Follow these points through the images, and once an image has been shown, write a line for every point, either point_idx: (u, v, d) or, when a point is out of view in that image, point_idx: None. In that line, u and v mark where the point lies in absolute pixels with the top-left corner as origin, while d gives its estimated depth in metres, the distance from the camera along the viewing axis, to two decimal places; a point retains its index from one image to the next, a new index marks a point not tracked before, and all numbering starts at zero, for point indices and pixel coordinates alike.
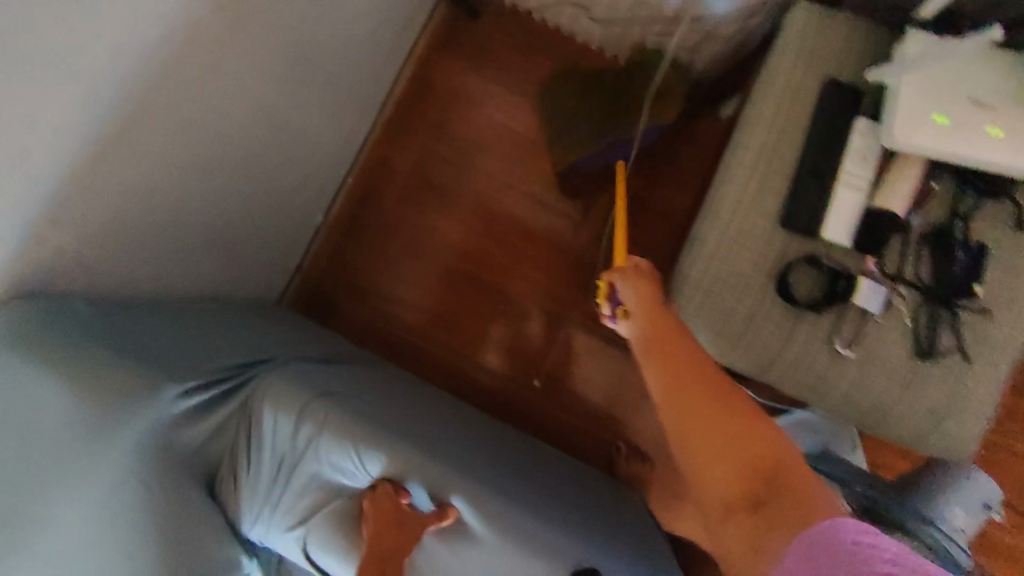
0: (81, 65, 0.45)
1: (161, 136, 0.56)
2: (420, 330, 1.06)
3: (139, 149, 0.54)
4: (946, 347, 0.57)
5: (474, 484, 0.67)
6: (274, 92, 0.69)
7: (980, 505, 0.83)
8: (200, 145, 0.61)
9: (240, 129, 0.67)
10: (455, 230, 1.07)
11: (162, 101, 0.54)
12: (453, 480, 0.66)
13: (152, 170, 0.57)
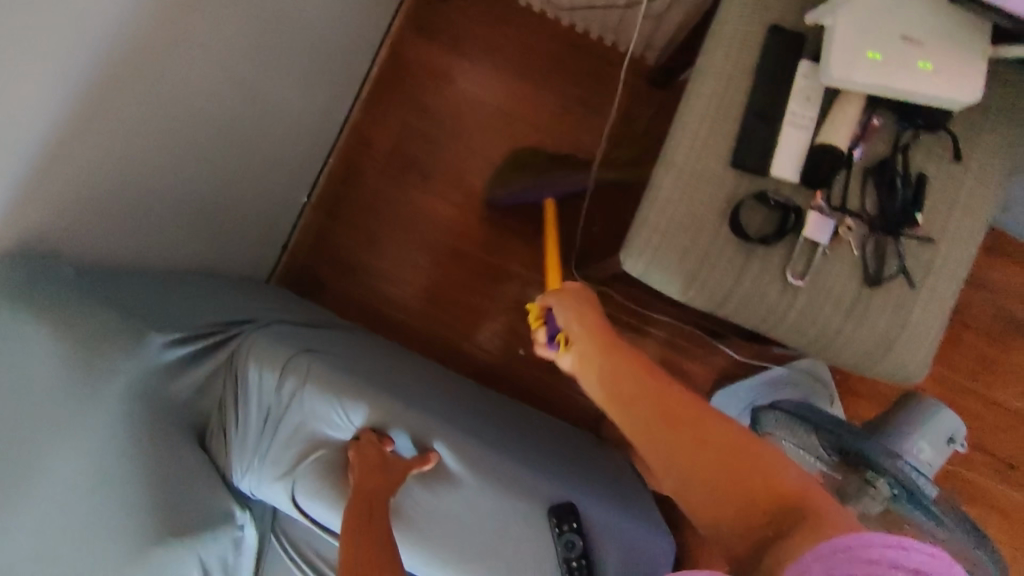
0: (58, 36, 0.47)
1: (138, 108, 0.57)
2: (415, 301, 1.19)
3: (118, 121, 0.56)
4: (892, 272, 0.63)
5: (452, 435, 0.70)
6: (247, 66, 0.71)
7: (945, 439, 0.86)
8: (177, 118, 0.63)
9: (216, 103, 0.69)
10: (435, 205, 1.20)
11: (137, 74, 0.55)
12: (433, 431, 0.70)
13: (133, 141, 0.59)
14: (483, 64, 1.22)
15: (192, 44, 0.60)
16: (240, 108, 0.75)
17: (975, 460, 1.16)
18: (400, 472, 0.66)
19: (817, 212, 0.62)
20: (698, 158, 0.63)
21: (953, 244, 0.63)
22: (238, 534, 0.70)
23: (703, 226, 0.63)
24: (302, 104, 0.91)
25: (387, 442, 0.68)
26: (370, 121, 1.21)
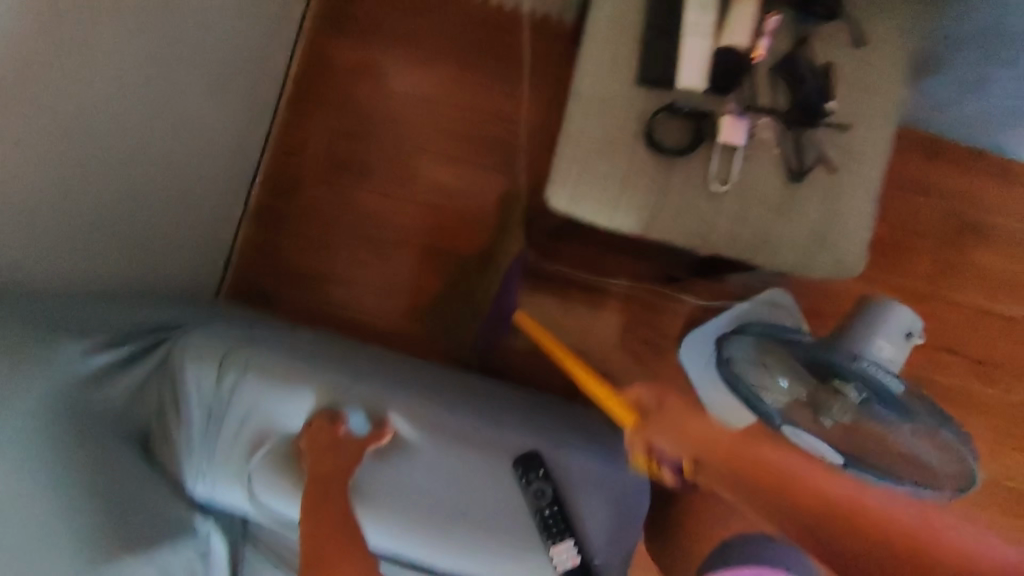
0: None
1: (42, 123, 0.55)
2: (372, 298, 1.17)
3: (22, 138, 0.53)
4: (812, 163, 0.62)
5: (409, 408, 0.68)
6: (155, 74, 0.70)
7: (902, 335, 0.86)
8: (86, 132, 0.61)
9: (127, 113, 0.67)
10: (377, 197, 1.18)
11: (34, 89, 0.53)
12: (389, 406, 0.68)
13: (44, 157, 0.57)
14: (403, 48, 1.19)
15: (89, 51, 0.58)
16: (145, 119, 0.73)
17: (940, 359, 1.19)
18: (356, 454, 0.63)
19: (730, 115, 0.61)
20: (604, 82, 0.63)
21: (869, 129, 0.63)
22: (205, 546, 0.66)
23: (620, 149, 0.63)
24: (219, 110, 0.89)
25: (340, 428, 0.64)
26: (299, 123, 1.19)
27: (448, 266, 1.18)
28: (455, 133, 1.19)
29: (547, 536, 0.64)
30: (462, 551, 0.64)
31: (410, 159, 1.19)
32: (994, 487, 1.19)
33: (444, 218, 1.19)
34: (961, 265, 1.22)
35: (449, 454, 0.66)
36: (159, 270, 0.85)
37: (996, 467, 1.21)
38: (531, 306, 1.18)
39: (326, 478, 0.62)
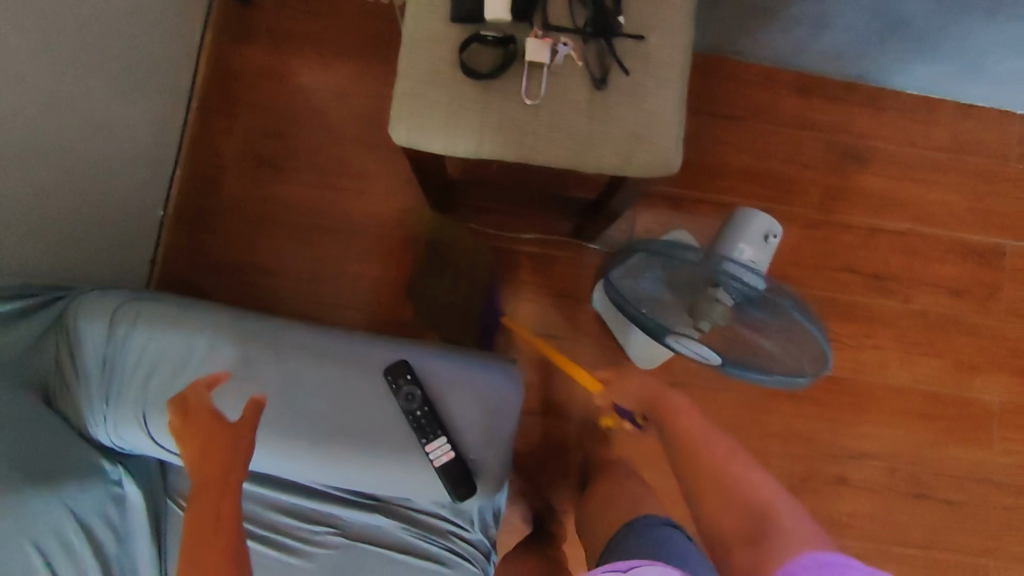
0: None
1: None
2: (299, 287, 1.24)
3: None
4: (612, 71, 0.70)
5: (293, 339, 0.75)
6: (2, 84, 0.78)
7: (761, 236, 0.92)
8: None
9: None
10: (296, 190, 1.27)
11: None
12: (278, 341, 0.75)
13: None
14: (303, 51, 1.29)
15: None
16: (16, 125, 0.82)
17: (840, 280, 1.30)
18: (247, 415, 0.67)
19: (533, 36, 0.69)
20: (426, 24, 0.71)
21: (662, 37, 0.72)
22: (117, 489, 0.76)
23: (443, 81, 0.71)
24: (110, 114, 1.02)
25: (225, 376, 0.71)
26: (212, 131, 1.27)
27: (369, 249, 1.26)
28: (360, 123, 1.28)
29: (422, 436, 0.72)
30: (346, 459, 0.73)
31: (322, 153, 1.27)
32: (898, 391, 1.30)
33: (358, 203, 1.27)
34: (847, 189, 1.32)
35: (334, 374, 0.74)
36: (75, 259, 0.99)
37: (900, 370, 1.31)
38: None
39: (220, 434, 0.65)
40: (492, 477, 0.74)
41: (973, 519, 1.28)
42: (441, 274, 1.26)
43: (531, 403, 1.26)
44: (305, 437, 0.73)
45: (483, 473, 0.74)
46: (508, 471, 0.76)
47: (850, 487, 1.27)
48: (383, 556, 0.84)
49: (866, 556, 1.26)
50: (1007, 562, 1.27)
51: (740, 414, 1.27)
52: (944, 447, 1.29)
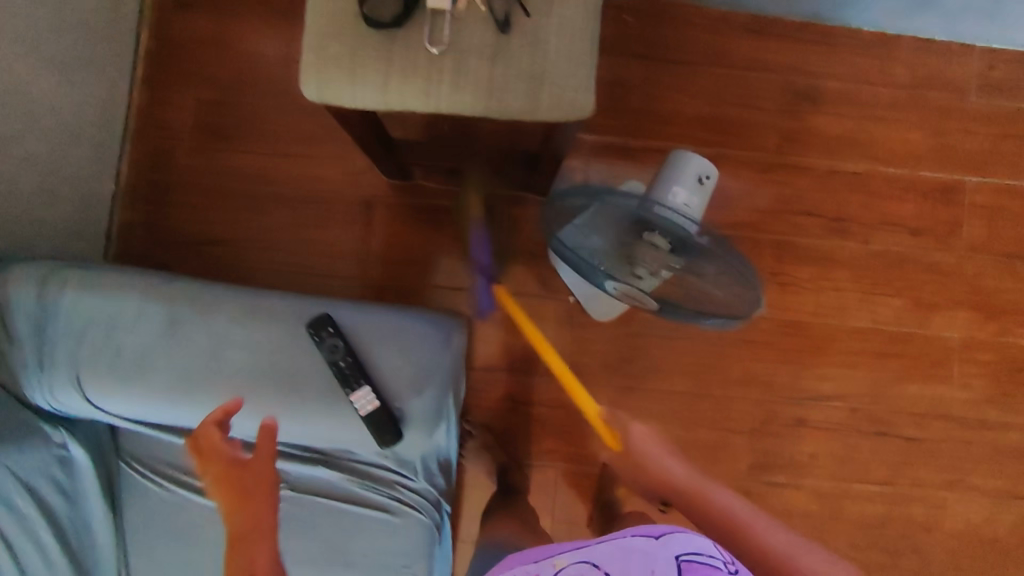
0: None
1: None
2: (256, 256, 1.25)
3: None
4: (516, 15, 0.71)
5: (220, 299, 0.78)
6: None
7: (696, 179, 0.94)
8: None
9: None
10: (247, 159, 1.27)
11: None
12: (205, 301, 0.77)
13: None
14: (247, 17, 1.28)
15: None
16: None
17: (796, 223, 1.31)
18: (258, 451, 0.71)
19: None
20: None
21: None
22: (62, 452, 0.80)
23: (346, 31, 0.71)
24: (41, 90, 1.02)
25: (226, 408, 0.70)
26: (159, 103, 1.27)
27: (323, 216, 1.27)
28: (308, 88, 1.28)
29: (346, 385, 0.75)
30: (276, 409, 0.76)
31: (270, 121, 1.27)
32: (857, 332, 1.31)
33: (311, 169, 1.27)
34: (803, 131, 1.31)
35: (263, 331, 0.77)
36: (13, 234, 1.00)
37: (859, 310, 1.31)
38: (405, 238, 1.27)
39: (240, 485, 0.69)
40: (422, 422, 0.77)
41: (932, 453, 1.29)
42: (396, 236, 1.27)
43: (491, 359, 1.27)
44: (235, 391, 0.76)
45: (412, 418, 0.77)
46: (440, 416, 0.79)
47: (809, 428, 1.29)
48: (330, 506, 0.87)
49: (829, 496, 1.27)
50: (969, 495, 1.28)
51: (699, 360, 1.28)
52: (904, 384, 1.30)
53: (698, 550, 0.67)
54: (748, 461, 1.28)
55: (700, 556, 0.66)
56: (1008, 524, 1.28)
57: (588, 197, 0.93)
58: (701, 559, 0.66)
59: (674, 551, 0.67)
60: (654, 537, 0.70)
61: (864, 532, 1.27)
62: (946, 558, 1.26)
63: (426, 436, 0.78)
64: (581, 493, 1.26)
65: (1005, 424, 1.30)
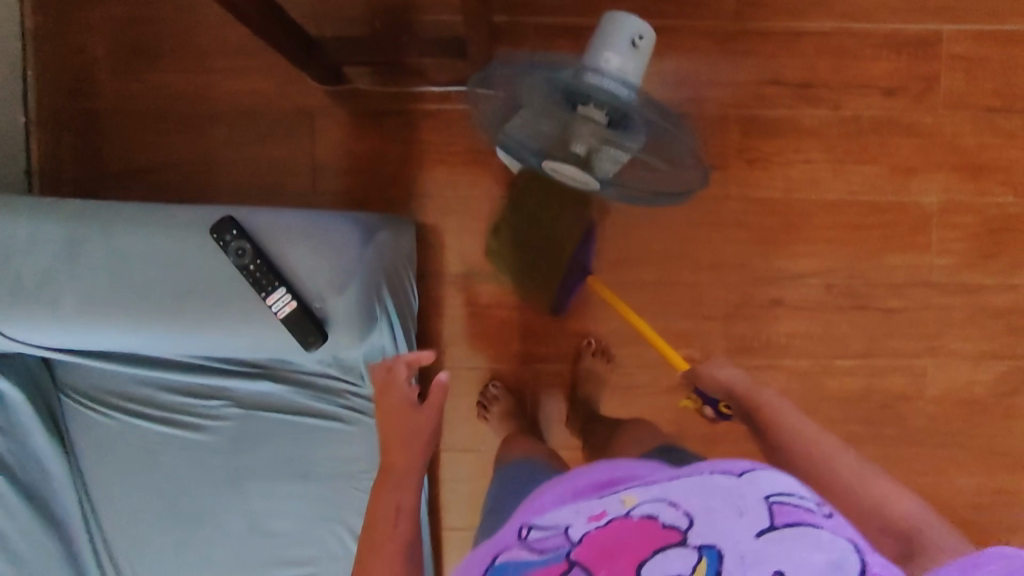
0: None
1: None
2: (191, 178, 1.19)
3: None
4: None
5: (122, 216, 0.74)
6: None
7: (630, 43, 0.86)
8: None
9: None
10: (167, 79, 1.19)
11: None
12: (105, 219, 0.74)
13: None
14: None
15: None
16: None
17: (762, 94, 1.23)
18: (429, 407, 0.73)
19: None
20: None
21: None
22: None
23: None
24: None
25: (423, 359, 0.73)
26: (67, 23, 1.18)
27: (255, 133, 1.20)
28: None
29: (261, 290, 0.73)
30: (198, 324, 0.74)
31: (186, 35, 1.18)
32: (831, 204, 1.25)
33: (237, 83, 1.19)
34: None
35: (175, 243, 0.74)
36: None
37: (834, 182, 1.25)
38: (347, 147, 1.21)
39: (403, 430, 0.73)
40: (347, 323, 0.76)
41: (911, 321, 1.25)
42: (339, 146, 1.21)
43: (453, 266, 1.22)
44: (154, 309, 0.73)
45: (339, 320, 0.76)
46: (369, 315, 0.78)
47: (786, 308, 1.25)
48: (280, 421, 0.85)
49: (808, 373, 1.25)
50: (948, 360, 1.26)
51: (668, 249, 1.24)
52: (880, 253, 1.25)
53: (790, 492, 0.52)
54: (724, 346, 1.25)
55: (794, 499, 0.51)
56: (988, 385, 1.26)
57: (520, 74, 0.88)
58: (794, 503, 0.51)
59: (764, 492, 0.51)
60: (737, 475, 0.54)
61: (844, 406, 1.25)
62: (926, 423, 1.25)
63: (358, 339, 0.78)
64: (556, 393, 1.23)
65: (985, 285, 1.26)
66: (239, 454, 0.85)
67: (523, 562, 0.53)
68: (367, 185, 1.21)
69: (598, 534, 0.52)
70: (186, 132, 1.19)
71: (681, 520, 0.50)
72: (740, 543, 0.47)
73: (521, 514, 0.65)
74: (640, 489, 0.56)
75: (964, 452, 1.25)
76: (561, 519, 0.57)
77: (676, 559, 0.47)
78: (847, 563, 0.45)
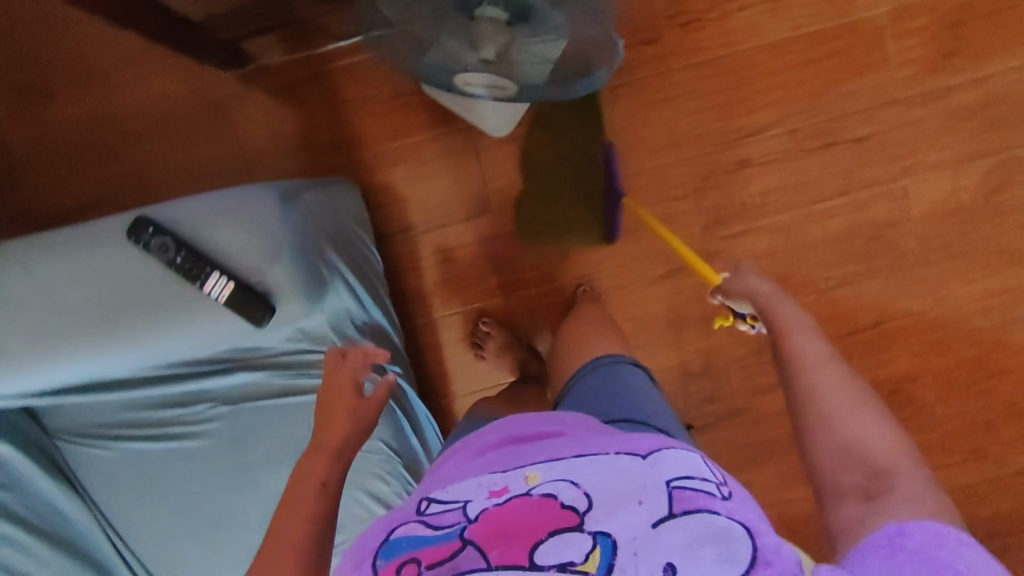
0: None
1: None
2: (126, 200, 1.16)
3: None
4: None
5: (51, 248, 0.76)
6: None
7: None
8: None
9: None
10: (70, 107, 1.15)
11: None
12: (37, 254, 0.76)
13: None
14: None
15: None
16: None
17: None
18: (375, 396, 0.68)
19: None
20: None
21: None
22: None
23: None
24: None
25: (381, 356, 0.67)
26: None
27: (174, 136, 1.15)
28: None
29: (195, 280, 0.75)
30: (153, 329, 0.75)
31: (76, 56, 1.13)
32: (778, 47, 1.19)
33: (141, 90, 1.15)
34: None
35: (108, 260, 0.76)
36: None
37: (774, 22, 1.18)
38: (272, 126, 1.16)
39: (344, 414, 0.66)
40: (292, 293, 0.77)
41: (884, 145, 1.21)
42: (262, 126, 1.16)
43: (409, 217, 1.18)
44: (107, 330, 0.75)
45: (284, 291, 0.77)
46: (313, 281, 0.78)
47: (754, 167, 1.20)
48: (267, 406, 0.86)
49: (791, 227, 1.21)
50: (929, 175, 1.21)
51: (622, 140, 1.19)
52: (837, 84, 1.20)
53: (693, 475, 0.55)
54: (701, 222, 1.21)
55: (695, 483, 0.54)
56: (974, 189, 1.22)
57: None
58: (695, 487, 0.53)
59: (666, 476, 0.55)
60: (642, 457, 0.57)
61: (834, 250, 1.22)
62: (919, 244, 1.22)
63: (311, 305, 0.78)
64: (547, 314, 1.20)
65: (951, 88, 1.20)
66: (237, 447, 0.86)
67: (416, 538, 0.54)
68: (304, 158, 1.17)
69: (496, 516, 0.54)
70: (109, 154, 1.15)
71: (579, 503, 0.53)
72: (634, 537, 0.51)
73: (423, 485, 0.64)
74: (544, 466, 0.58)
75: (964, 263, 1.22)
76: (460, 494, 0.58)
77: (569, 543, 0.51)
78: (733, 557, 0.48)
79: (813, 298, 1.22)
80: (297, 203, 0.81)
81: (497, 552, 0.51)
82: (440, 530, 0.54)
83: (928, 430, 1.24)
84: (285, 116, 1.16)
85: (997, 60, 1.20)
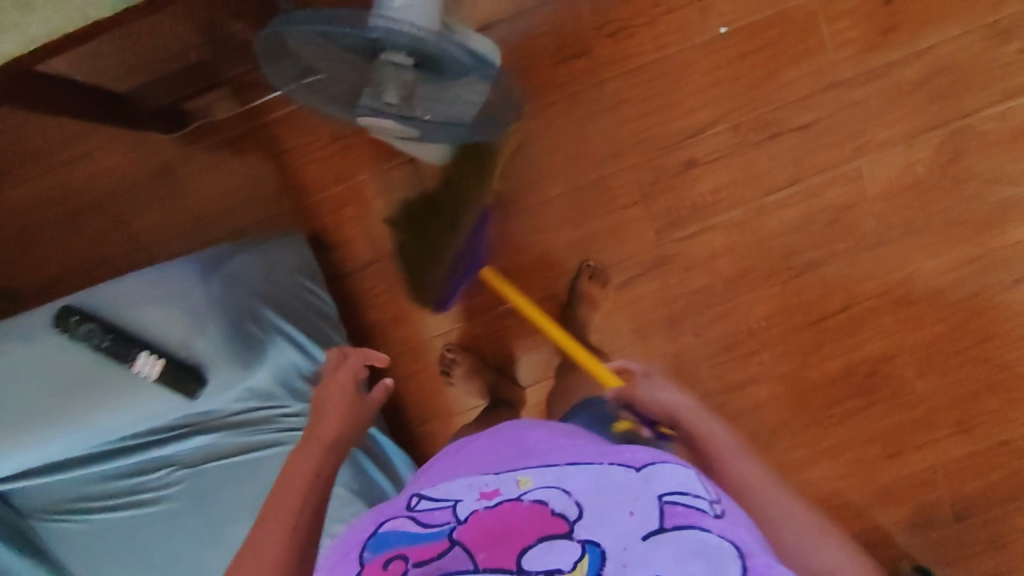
0: None
1: None
2: (87, 271, 1.19)
3: None
4: None
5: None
6: None
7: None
8: None
9: None
10: (25, 189, 1.18)
11: None
12: None
13: None
14: None
15: None
16: None
17: None
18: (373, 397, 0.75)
19: None
20: None
21: None
22: None
23: None
24: None
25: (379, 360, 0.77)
26: None
27: (125, 203, 1.18)
28: None
29: (126, 360, 0.80)
30: (96, 407, 0.80)
31: (24, 139, 1.17)
32: (713, 43, 1.19)
33: (89, 163, 1.17)
34: None
35: (42, 350, 0.81)
36: None
37: (706, 20, 1.18)
38: (220, 182, 1.18)
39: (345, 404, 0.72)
40: (221, 359, 0.81)
41: (831, 128, 1.20)
42: (209, 184, 1.18)
43: (364, 255, 1.19)
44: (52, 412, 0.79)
45: (212, 359, 0.81)
46: (243, 344, 0.82)
47: (702, 166, 1.20)
48: (224, 465, 0.88)
49: (745, 221, 1.21)
50: (881, 152, 1.20)
51: (566, 154, 1.20)
52: (776, 73, 1.19)
53: (687, 492, 0.58)
54: (655, 226, 1.21)
55: (688, 499, 0.58)
56: (929, 160, 1.20)
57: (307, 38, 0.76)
58: (687, 503, 0.57)
59: (659, 492, 0.58)
60: (636, 471, 0.61)
61: (793, 239, 1.21)
62: (879, 223, 1.21)
63: (243, 368, 0.82)
64: (511, 336, 1.21)
65: (894, 63, 1.19)
66: (201, 508, 0.88)
67: (405, 534, 0.58)
68: (254, 210, 1.19)
69: (484, 519, 0.57)
70: (65, 229, 1.18)
71: (570, 510, 0.57)
72: (624, 547, 0.54)
73: (422, 483, 0.70)
74: (536, 473, 0.62)
75: (928, 236, 1.21)
76: (454, 494, 0.62)
77: (557, 551, 0.54)
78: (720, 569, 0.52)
79: (776, 289, 1.21)
80: (221, 269, 0.86)
81: (485, 554, 0.54)
82: (432, 530, 0.58)
83: (910, 410, 1.22)
84: (231, 171, 1.18)
85: (937, 29, 1.19)
